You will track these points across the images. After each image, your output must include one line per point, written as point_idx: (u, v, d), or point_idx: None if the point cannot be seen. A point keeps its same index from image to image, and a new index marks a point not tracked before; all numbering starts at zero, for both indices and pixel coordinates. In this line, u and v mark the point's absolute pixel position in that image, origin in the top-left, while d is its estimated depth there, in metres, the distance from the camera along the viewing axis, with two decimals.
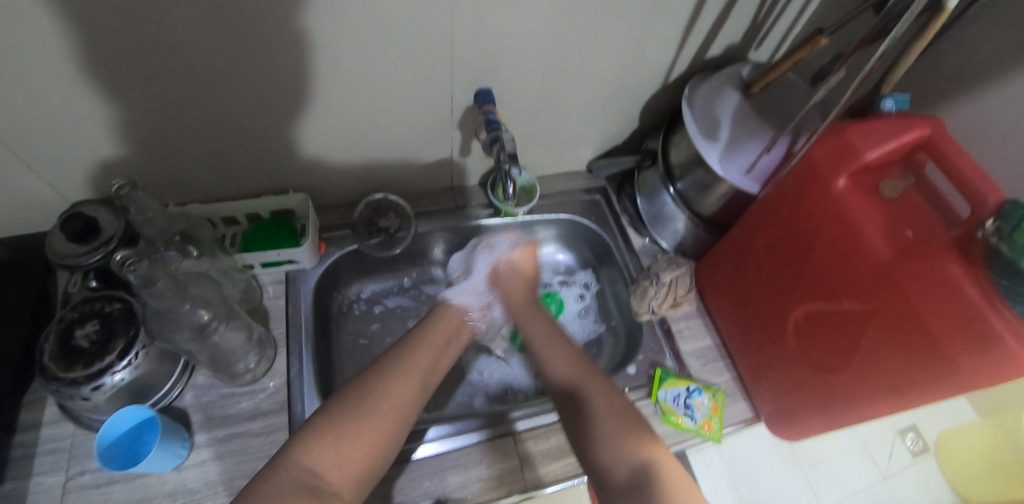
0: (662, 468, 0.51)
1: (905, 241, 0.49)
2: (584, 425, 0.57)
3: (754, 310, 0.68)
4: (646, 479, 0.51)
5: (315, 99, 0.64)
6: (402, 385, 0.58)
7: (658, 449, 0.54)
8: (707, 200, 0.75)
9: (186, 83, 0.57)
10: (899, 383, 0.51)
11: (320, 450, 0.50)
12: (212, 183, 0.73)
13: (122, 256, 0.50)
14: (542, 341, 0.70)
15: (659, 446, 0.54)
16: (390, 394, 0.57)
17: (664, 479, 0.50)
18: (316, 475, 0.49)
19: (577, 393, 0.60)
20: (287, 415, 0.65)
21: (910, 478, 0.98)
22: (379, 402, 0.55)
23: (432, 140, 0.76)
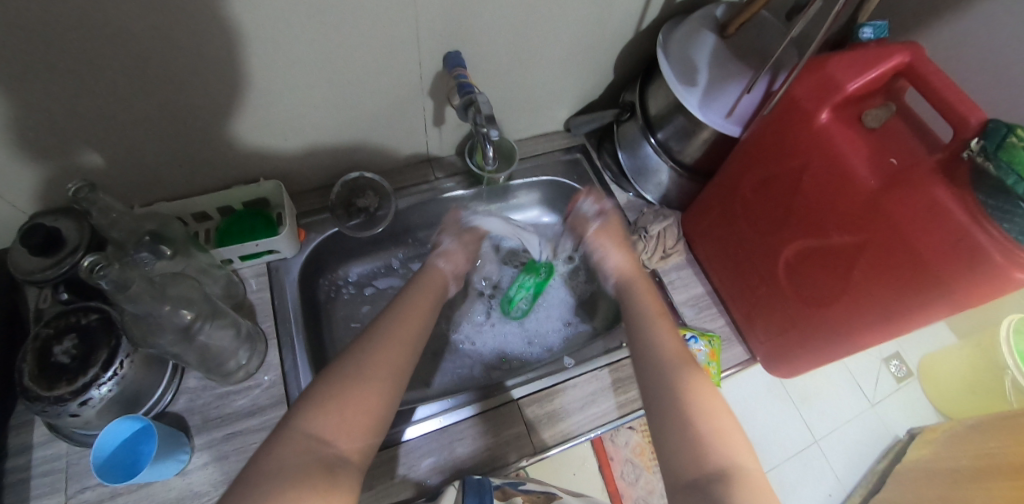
0: (745, 472, 0.48)
1: (891, 170, 0.49)
2: (672, 413, 0.53)
3: (744, 254, 0.69)
4: (726, 478, 0.47)
5: (275, 79, 0.60)
6: (380, 354, 0.56)
7: (746, 458, 0.49)
8: (690, 147, 0.74)
9: (131, 69, 0.52)
10: (891, 309, 0.52)
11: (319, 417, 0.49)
12: (176, 177, 0.69)
13: (90, 261, 0.46)
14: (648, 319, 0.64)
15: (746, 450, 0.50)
16: (373, 376, 0.54)
17: (747, 486, 0.47)
18: (320, 442, 0.48)
19: (677, 381, 0.55)
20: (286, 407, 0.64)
21: (896, 403, 1.05)
22: (374, 368, 0.54)
23: (404, 112, 0.73)
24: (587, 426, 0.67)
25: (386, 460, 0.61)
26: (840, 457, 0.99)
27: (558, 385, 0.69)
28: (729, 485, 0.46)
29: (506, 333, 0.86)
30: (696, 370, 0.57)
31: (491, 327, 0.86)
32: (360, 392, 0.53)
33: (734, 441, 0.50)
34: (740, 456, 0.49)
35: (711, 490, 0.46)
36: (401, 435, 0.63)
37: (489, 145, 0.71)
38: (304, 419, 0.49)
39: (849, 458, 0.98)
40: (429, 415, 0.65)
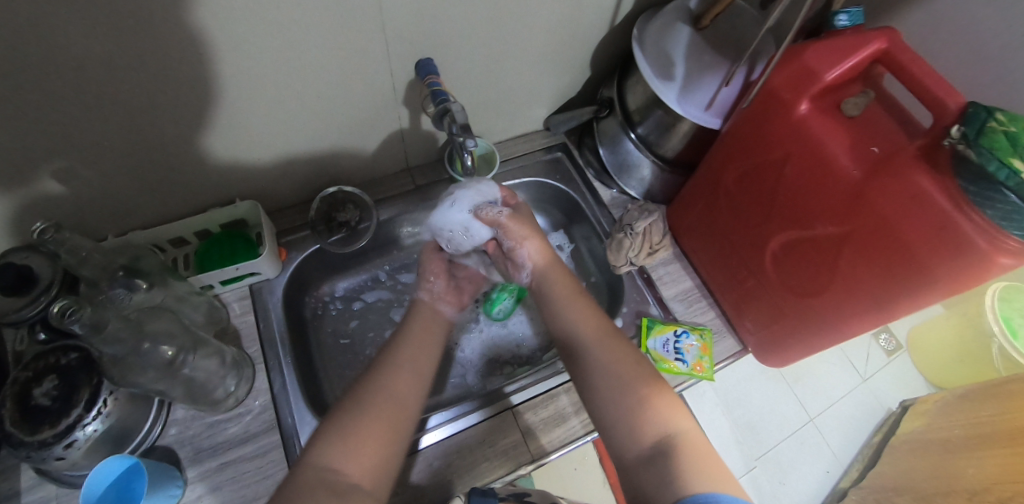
0: (686, 436, 0.49)
1: (872, 158, 0.49)
2: (602, 388, 0.55)
3: (730, 246, 0.69)
4: (669, 451, 0.48)
5: (240, 95, 0.58)
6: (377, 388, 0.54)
7: (683, 422, 0.51)
8: (670, 141, 0.73)
9: (90, 94, 0.51)
10: (880, 297, 0.52)
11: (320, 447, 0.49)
12: (147, 204, 0.67)
13: (60, 306, 0.45)
14: (566, 296, 0.65)
15: (681, 413, 0.52)
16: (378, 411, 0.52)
17: (687, 451, 0.48)
18: (334, 471, 0.47)
19: (594, 357, 0.57)
20: (278, 432, 0.63)
21: (887, 377, 1.07)
22: (371, 396, 0.53)
23: (378, 122, 0.71)
24: (585, 429, 0.66)
25: None
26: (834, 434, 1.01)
27: (553, 390, 0.68)
28: (673, 454, 0.47)
29: (498, 338, 0.85)
30: (615, 343, 0.58)
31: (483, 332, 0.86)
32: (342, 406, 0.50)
33: (675, 409, 0.52)
34: (674, 418, 0.51)
35: (654, 461, 0.48)
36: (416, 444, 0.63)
37: (467, 152, 0.70)
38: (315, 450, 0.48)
39: (843, 435, 1.01)
40: (429, 428, 0.64)
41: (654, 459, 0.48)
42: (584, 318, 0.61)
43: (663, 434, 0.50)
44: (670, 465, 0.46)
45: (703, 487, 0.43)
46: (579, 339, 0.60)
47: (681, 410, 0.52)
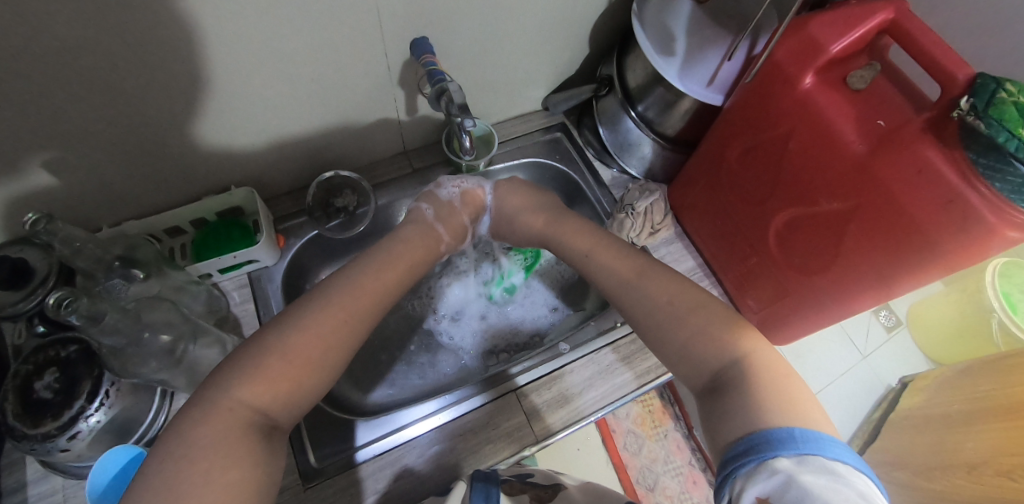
0: (756, 358, 0.46)
1: (879, 132, 0.48)
2: (658, 332, 0.52)
3: (732, 224, 0.68)
4: (732, 380, 0.45)
5: (231, 79, 0.56)
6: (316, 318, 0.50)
7: (753, 342, 0.48)
8: (671, 119, 0.72)
9: (78, 76, 0.48)
10: (883, 273, 0.51)
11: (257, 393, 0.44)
12: (142, 193, 0.66)
13: (55, 298, 0.44)
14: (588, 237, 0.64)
15: (754, 336, 0.48)
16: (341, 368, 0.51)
17: (756, 372, 0.45)
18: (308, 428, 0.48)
19: (641, 294, 0.55)
20: None
21: (887, 353, 1.08)
22: None
23: (374, 104, 0.70)
24: (588, 410, 0.66)
25: (387, 459, 0.62)
26: (834, 408, 1.03)
27: (557, 371, 0.68)
28: (738, 380, 0.45)
29: (498, 319, 0.85)
30: (655, 277, 0.56)
31: (478, 314, 0.86)
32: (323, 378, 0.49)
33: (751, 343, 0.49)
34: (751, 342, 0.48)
35: (720, 392, 0.45)
36: (357, 456, 0.61)
37: (466, 134, 0.68)
38: (257, 391, 0.44)
39: (844, 411, 1.03)
40: (432, 412, 0.65)
41: (720, 388, 0.45)
42: (616, 265, 0.59)
43: (740, 358, 0.46)
44: (738, 394, 0.43)
45: (780, 420, 0.40)
46: (618, 287, 0.57)
47: (758, 335, 0.48)
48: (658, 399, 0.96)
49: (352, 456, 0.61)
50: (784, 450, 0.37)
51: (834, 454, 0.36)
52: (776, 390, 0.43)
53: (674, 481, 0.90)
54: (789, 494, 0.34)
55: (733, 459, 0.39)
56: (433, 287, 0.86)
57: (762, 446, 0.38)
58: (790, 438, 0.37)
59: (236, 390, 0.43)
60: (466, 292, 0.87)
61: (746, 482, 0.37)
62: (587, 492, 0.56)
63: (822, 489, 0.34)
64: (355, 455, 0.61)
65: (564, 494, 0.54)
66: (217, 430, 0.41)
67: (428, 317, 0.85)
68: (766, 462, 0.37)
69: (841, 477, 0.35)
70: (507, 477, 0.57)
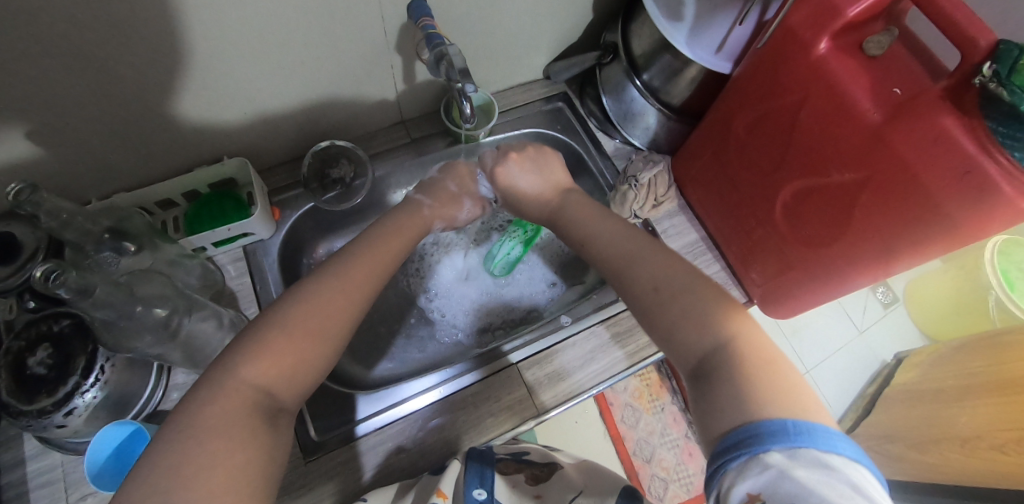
0: (745, 345, 0.43)
1: (895, 99, 0.46)
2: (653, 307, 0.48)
3: (738, 196, 0.67)
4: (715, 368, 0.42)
5: (223, 44, 0.53)
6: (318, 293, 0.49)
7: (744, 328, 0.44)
8: (678, 88, 0.70)
9: (55, 36, 0.45)
10: (893, 246, 0.50)
11: (261, 373, 0.43)
12: (131, 163, 0.63)
13: (44, 270, 0.42)
14: (584, 218, 0.60)
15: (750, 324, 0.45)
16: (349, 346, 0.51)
17: (743, 358, 0.42)
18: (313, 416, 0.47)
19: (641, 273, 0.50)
20: None
21: (882, 328, 1.11)
22: None
23: (371, 70, 0.67)
24: (588, 384, 0.66)
25: (391, 432, 0.62)
26: (829, 383, 1.05)
27: (556, 346, 0.68)
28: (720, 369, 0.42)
29: (491, 296, 0.84)
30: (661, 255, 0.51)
31: (471, 290, 0.85)
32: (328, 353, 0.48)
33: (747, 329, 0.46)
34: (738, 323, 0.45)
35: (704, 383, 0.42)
36: (356, 430, 0.61)
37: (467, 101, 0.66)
38: (260, 369, 0.43)
39: (838, 386, 1.06)
40: (429, 387, 0.64)
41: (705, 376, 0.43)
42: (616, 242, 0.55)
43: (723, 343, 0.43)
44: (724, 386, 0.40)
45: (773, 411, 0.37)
46: (610, 267, 0.53)
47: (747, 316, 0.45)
48: (656, 373, 0.97)
49: (354, 431, 0.61)
50: (777, 445, 0.35)
51: (828, 447, 0.34)
52: (779, 381, 0.40)
53: (671, 453, 0.91)
54: (782, 493, 0.32)
55: (724, 452, 0.37)
56: (423, 265, 0.85)
57: (755, 440, 0.36)
58: (782, 431, 0.35)
59: (249, 366, 0.42)
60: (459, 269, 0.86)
61: (737, 475, 0.35)
62: (582, 471, 0.56)
63: (815, 485, 0.32)
64: (359, 428, 0.61)
65: (561, 476, 0.54)
66: (228, 410, 0.40)
67: (418, 295, 0.84)
68: (757, 457, 0.35)
69: (835, 472, 0.33)
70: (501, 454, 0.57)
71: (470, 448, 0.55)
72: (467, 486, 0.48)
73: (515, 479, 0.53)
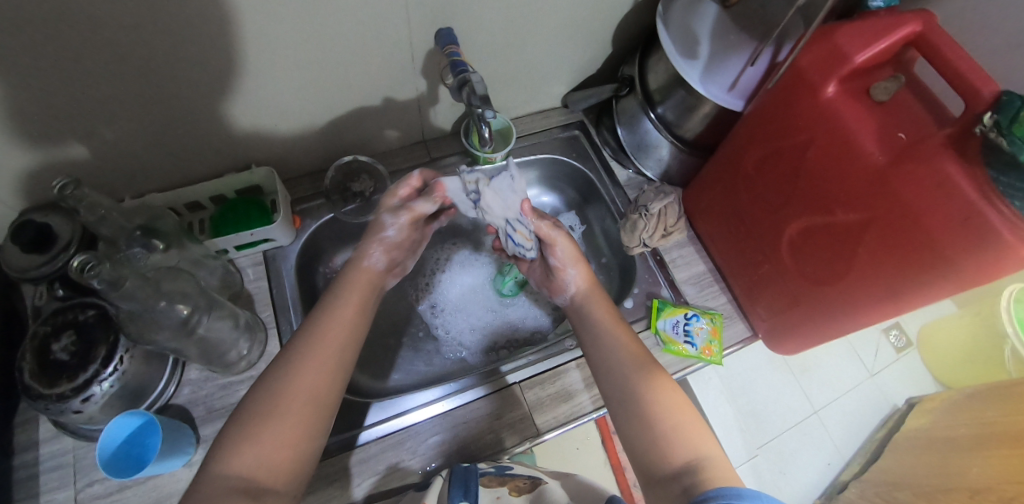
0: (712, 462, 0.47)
1: (900, 144, 0.48)
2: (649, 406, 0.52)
3: (746, 231, 0.68)
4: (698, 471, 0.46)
5: (263, 61, 0.57)
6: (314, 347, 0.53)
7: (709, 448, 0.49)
8: (691, 122, 0.72)
9: (111, 45, 0.49)
10: (896, 287, 0.51)
11: (277, 434, 0.46)
12: (167, 167, 0.67)
13: (80, 261, 0.44)
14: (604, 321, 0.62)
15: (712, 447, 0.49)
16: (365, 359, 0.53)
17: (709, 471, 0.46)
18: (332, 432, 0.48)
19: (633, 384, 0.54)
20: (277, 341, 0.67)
21: (894, 372, 1.13)
22: None
23: (397, 91, 0.70)
24: (589, 407, 0.67)
25: (391, 444, 0.62)
26: (838, 424, 1.08)
27: (559, 367, 0.69)
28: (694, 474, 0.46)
29: (496, 315, 0.86)
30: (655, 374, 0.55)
31: (476, 308, 0.86)
32: (327, 394, 0.51)
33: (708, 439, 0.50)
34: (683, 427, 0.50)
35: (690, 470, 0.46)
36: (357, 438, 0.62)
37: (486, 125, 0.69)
38: (278, 425, 0.47)
39: (848, 427, 1.08)
40: (434, 399, 0.65)
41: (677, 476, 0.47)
42: (624, 341, 0.59)
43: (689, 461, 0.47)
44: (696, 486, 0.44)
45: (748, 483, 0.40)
46: (615, 360, 0.57)
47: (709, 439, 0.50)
48: None
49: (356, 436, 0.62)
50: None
51: None
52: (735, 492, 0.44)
53: None
54: None
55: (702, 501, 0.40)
56: (431, 280, 0.87)
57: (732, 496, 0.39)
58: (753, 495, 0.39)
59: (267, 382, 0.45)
60: (467, 287, 0.88)
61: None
62: (569, 489, 0.54)
63: None
64: (362, 435, 0.62)
65: (545, 490, 0.52)
66: None
67: (424, 309, 0.85)
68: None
69: None
70: (484, 469, 0.56)
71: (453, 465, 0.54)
72: (451, 496, 0.47)
73: (498, 493, 0.52)
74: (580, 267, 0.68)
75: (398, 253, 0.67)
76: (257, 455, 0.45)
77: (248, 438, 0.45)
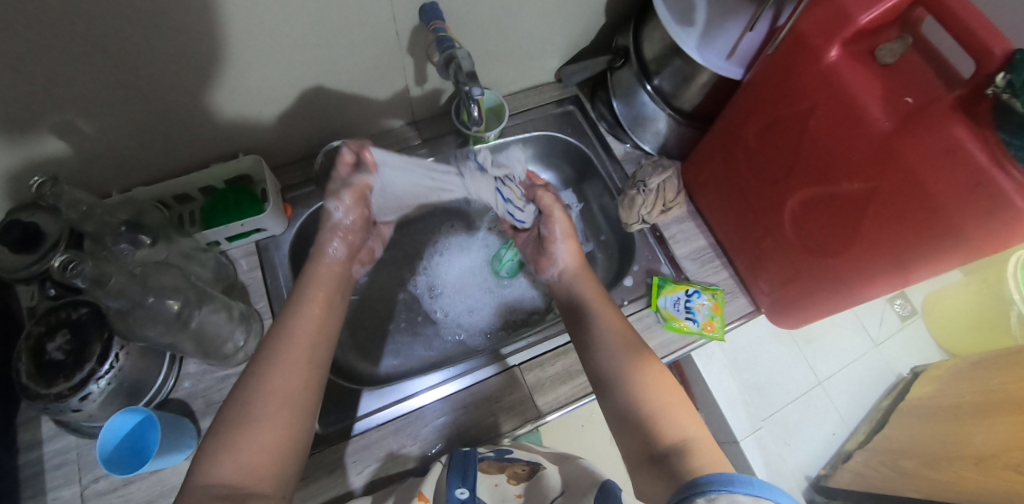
0: (697, 443, 0.47)
1: (906, 108, 0.45)
2: (640, 388, 0.52)
3: (748, 204, 0.66)
4: (691, 450, 0.46)
5: (243, 46, 0.55)
6: (296, 339, 0.53)
7: (697, 431, 0.48)
8: (688, 92, 0.70)
9: (80, 36, 0.47)
10: (902, 258, 0.49)
11: (268, 429, 0.47)
12: (151, 159, 0.66)
13: (61, 259, 0.44)
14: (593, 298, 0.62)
15: (701, 429, 0.48)
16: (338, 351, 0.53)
17: (697, 450, 0.45)
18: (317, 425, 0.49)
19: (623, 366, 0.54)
20: None
21: (900, 342, 1.15)
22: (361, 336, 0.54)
23: (383, 71, 0.68)
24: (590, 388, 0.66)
25: (390, 431, 0.62)
26: (844, 393, 1.11)
27: (559, 347, 0.68)
28: (684, 454, 0.45)
29: (496, 296, 0.85)
30: (639, 355, 0.54)
31: (474, 290, 0.85)
32: (311, 386, 0.51)
33: (696, 422, 0.49)
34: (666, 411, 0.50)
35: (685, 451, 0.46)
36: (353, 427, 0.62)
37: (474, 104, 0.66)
38: (271, 418, 0.47)
39: (852, 398, 1.11)
40: (439, 383, 0.65)
41: (668, 456, 0.46)
42: (614, 323, 0.58)
43: (677, 441, 0.47)
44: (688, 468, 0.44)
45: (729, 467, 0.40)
46: (603, 343, 0.57)
47: (697, 421, 0.49)
48: None
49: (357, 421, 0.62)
50: (741, 489, 0.36)
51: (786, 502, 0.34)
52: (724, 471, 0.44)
53: None
54: None
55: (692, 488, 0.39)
56: (429, 265, 0.86)
57: (724, 482, 0.37)
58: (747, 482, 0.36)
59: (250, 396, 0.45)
60: (465, 270, 0.87)
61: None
62: (563, 473, 0.53)
63: None
64: (363, 421, 0.62)
65: (543, 476, 0.53)
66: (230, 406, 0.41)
67: (422, 293, 0.84)
68: (724, 497, 0.36)
69: None
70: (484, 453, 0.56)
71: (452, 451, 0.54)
72: (448, 484, 0.47)
73: (496, 479, 0.52)
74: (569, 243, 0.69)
75: (357, 238, 0.66)
76: (242, 456, 0.44)
77: (237, 433, 0.45)
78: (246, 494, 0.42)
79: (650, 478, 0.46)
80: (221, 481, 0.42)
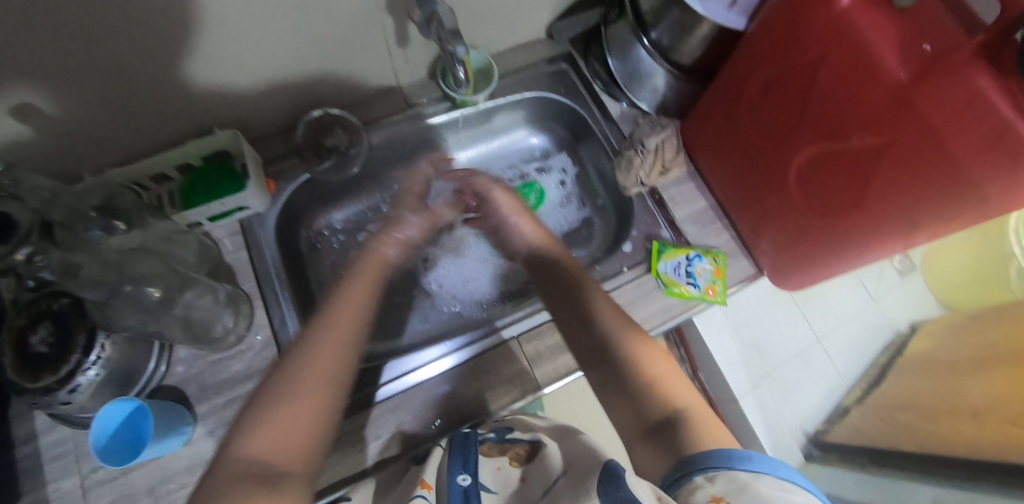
0: (693, 413, 0.46)
1: (923, 56, 0.42)
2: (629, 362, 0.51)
3: (751, 163, 0.63)
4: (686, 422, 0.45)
5: (207, 13, 0.50)
6: (336, 323, 0.54)
7: (691, 401, 0.48)
8: (687, 46, 0.65)
9: (25, 10, 0.42)
10: (915, 216, 0.47)
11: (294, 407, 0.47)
12: (120, 138, 0.62)
13: (26, 253, 0.45)
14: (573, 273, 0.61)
15: (696, 400, 0.48)
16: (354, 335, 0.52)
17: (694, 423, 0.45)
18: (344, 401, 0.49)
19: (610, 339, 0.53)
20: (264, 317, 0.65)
21: (897, 297, 1.15)
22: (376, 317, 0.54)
23: (362, 34, 0.63)
24: None
25: (389, 411, 0.61)
26: (842, 349, 1.12)
27: None
28: (679, 428, 0.45)
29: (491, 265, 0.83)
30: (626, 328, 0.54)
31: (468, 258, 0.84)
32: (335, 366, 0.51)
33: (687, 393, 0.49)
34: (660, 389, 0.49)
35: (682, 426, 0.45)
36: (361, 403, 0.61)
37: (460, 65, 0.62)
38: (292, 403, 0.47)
39: (850, 352, 1.12)
40: (439, 356, 0.64)
41: (666, 432, 0.45)
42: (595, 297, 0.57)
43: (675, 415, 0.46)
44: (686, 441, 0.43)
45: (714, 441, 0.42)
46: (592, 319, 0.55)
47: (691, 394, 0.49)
48: None
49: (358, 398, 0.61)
50: (743, 466, 0.38)
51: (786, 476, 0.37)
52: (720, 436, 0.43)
53: None
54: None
55: (691, 465, 0.40)
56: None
57: (725, 460, 0.39)
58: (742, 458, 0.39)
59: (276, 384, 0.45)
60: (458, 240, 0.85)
61: (703, 480, 0.39)
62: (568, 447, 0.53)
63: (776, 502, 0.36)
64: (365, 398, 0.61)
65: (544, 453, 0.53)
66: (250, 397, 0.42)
67: (416, 265, 0.82)
68: (722, 474, 0.38)
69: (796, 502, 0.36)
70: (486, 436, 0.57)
71: (453, 433, 0.54)
72: (450, 466, 0.47)
73: (498, 462, 0.53)
74: (529, 219, 0.71)
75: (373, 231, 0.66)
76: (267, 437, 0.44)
77: None
78: (270, 475, 0.42)
79: (648, 451, 0.45)
80: (249, 455, 0.43)
